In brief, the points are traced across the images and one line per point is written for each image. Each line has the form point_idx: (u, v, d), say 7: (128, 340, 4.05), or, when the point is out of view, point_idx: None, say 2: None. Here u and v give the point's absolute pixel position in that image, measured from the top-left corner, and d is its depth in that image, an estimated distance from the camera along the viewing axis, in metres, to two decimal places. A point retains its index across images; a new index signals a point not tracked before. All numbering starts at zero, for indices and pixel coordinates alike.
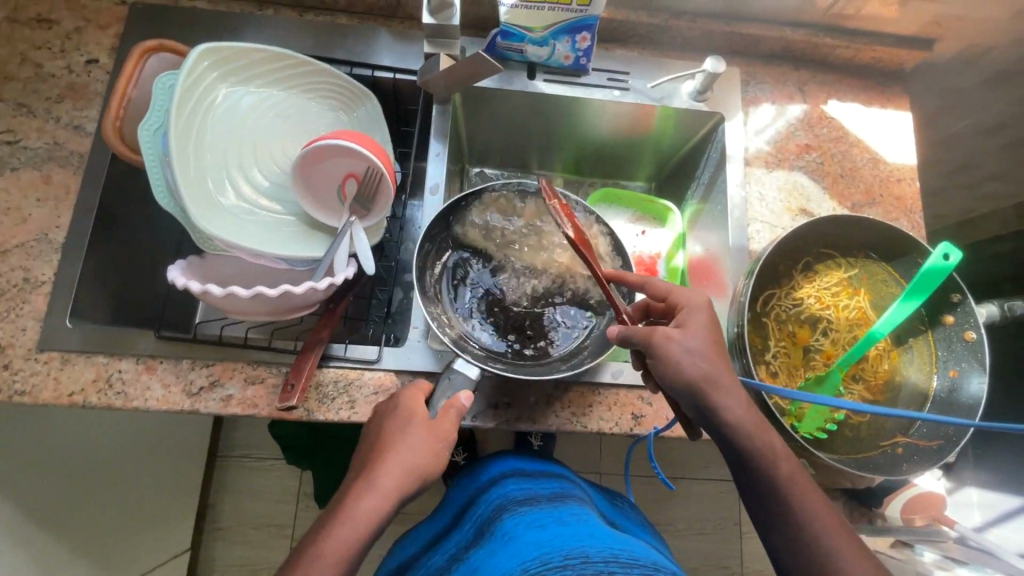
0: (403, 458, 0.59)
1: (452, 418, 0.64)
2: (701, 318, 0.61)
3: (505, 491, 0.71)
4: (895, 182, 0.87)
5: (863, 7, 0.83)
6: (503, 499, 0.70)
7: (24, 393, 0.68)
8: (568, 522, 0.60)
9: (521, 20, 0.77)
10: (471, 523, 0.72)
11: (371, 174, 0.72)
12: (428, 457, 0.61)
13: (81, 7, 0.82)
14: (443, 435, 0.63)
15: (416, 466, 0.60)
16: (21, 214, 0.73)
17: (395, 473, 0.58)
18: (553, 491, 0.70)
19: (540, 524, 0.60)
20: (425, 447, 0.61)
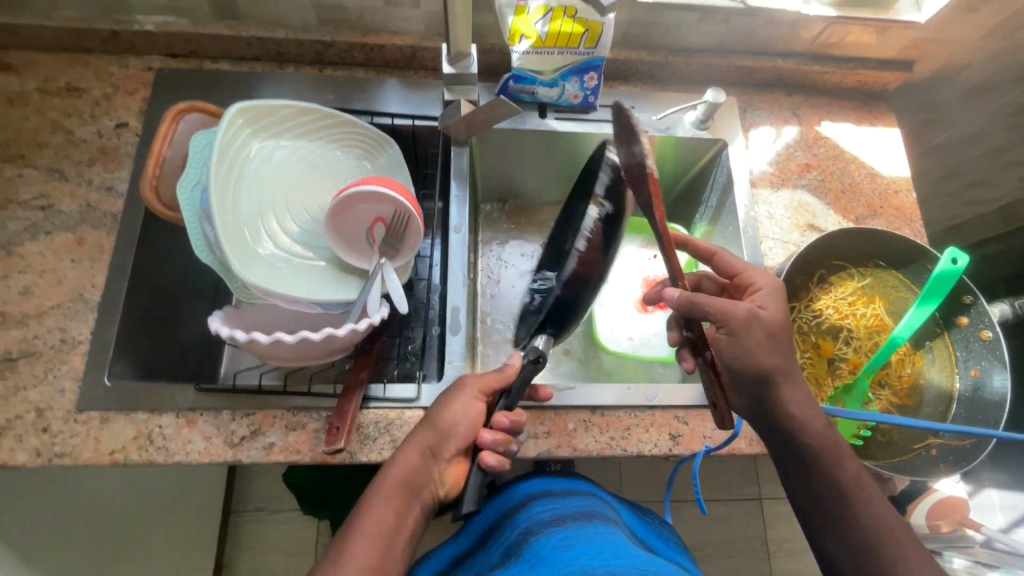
0: (437, 422, 0.63)
1: (496, 384, 0.67)
2: (779, 300, 0.64)
3: (532, 512, 0.69)
4: (894, 194, 0.91)
5: (847, 35, 0.89)
6: (529, 521, 0.67)
7: (64, 455, 0.67)
8: (595, 542, 0.59)
9: (532, 64, 0.82)
10: (497, 546, 0.68)
11: (399, 216, 0.75)
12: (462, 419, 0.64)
13: (109, 75, 0.85)
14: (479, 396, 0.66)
15: (449, 424, 0.63)
16: (57, 276, 0.74)
17: (427, 434, 0.63)
18: (581, 510, 0.68)
19: (567, 545, 0.59)
20: (460, 410, 0.64)
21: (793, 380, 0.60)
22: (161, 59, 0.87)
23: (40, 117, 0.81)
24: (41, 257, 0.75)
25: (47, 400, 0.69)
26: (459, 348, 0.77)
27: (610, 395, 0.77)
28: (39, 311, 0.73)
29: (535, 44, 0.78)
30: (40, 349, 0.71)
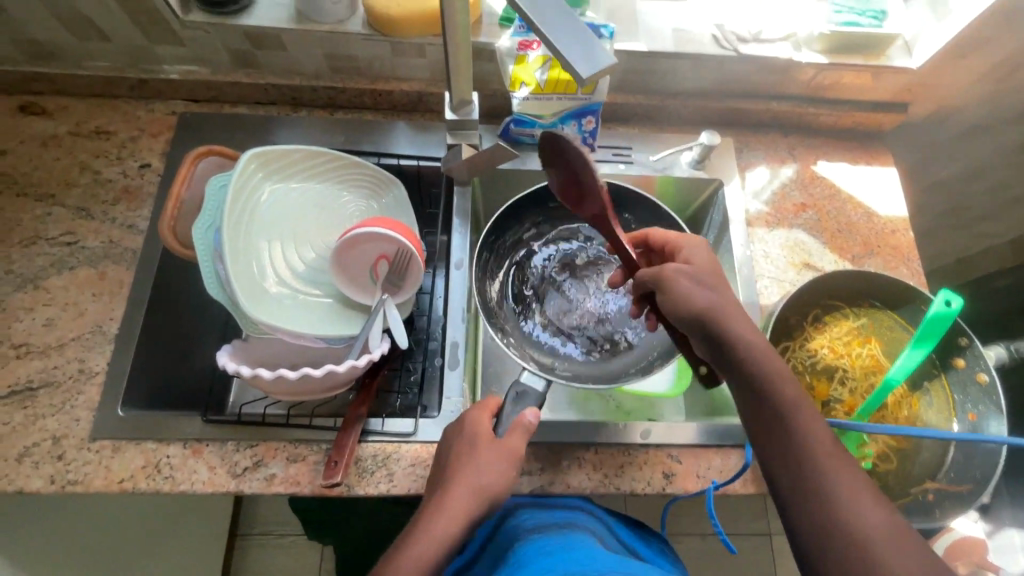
0: (473, 479, 0.58)
1: (520, 435, 0.62)
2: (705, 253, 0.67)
3: (516, 521, 0.68)
4: (890, 233, 0.92)
5: (840, 79, 0.92)
6: (512, 530, 0.66)
7: (77, 482, 0.70)
8: (577, 548, 0.57)
9: (532, 109, 0.85)
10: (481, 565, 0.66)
11: (401, 255, 0.78)
12: (497, 479, 0.59)
13: (136, 119, 0.91)
14: (511, 451, 0.61)
15: (486, 486, 0.58)
16: (78, 309, 0.79)
17: (463, 496, 0.57)
18: (563, 518, 0.66)
19: (550, 551, 0.57)
20: (494, 469, 0.59)
21: None
22: (183, 104, 0.93)
23: (70, 158, 0.87)
24: (64, 291, 0.79)
25: (63, 429, 0.73)
26: (457, 383, 0.80)
27: (604, 432, 0.77)
28: (60, 342, 0.77)
29: (534, 91, 0.82)
30: (59, 379, 0.75)
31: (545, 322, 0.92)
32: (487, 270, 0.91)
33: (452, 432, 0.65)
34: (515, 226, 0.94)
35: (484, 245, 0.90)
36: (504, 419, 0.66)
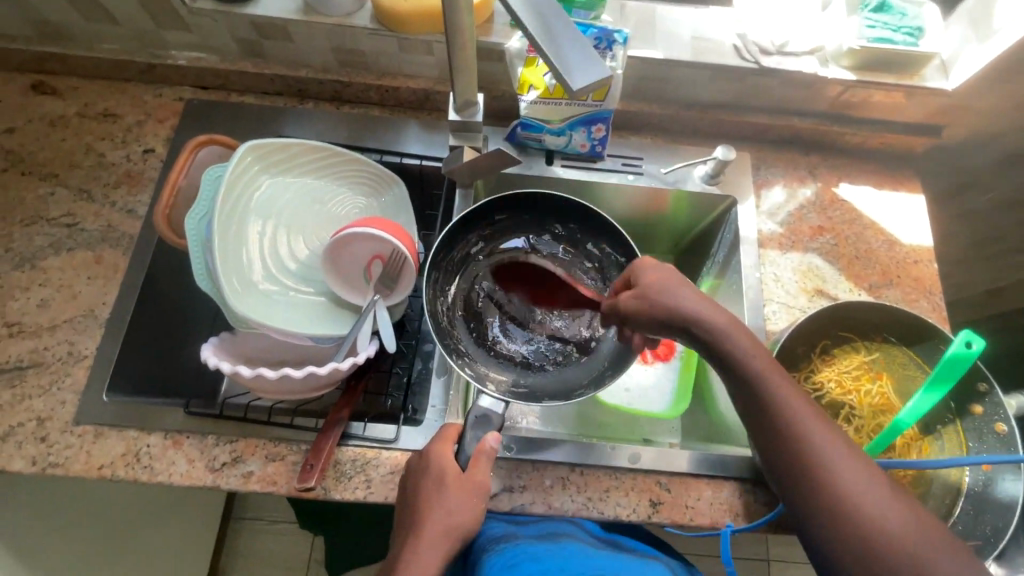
0: (442, 519, 0.60)
1: (485, 466, 0.63)
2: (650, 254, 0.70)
3: (487, 529, 0.68)
4: (913, 263, 0.87)
5: (870, 97, 0.87)
6: (486, 540, 0.66)
7: (57, 465, 0.70)
8: (541, 560, 0.57)
9: (540, 114, 0.82)
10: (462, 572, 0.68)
11: (395, 256, 0.76)
12: (466, 516, 0.61)
13: (143, 103, 0.91)
14: (477, 486, 0.63)
15: (456, 525, 0.61)
16: (73, 291, 0.79)
17: (433, 537, 0.60)
18: (541, 531, 0.66)
19: (513, 564, 0.57)
20: (462, 506, 0.62)
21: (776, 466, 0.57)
22: (192, 90, 0.92)
23: (76, 140, 0.87)
24: (60, 273, 0.80)
25: (48, 410, 0.73)
26: (444, 391, 0.78)
27: (590, 453, 0.75)
28: (53, 324, 0.77)
29: (543, 95, 0.79)
30: (49, 360, 0.75)
31: (498, 335, 0.86)
32: (436, 288, 0.83)
33: (416, 467, 0.66)
34: (463, 240, 0.86)
35: (433, 264, 0.82)
36: (464, 447, 0.66)
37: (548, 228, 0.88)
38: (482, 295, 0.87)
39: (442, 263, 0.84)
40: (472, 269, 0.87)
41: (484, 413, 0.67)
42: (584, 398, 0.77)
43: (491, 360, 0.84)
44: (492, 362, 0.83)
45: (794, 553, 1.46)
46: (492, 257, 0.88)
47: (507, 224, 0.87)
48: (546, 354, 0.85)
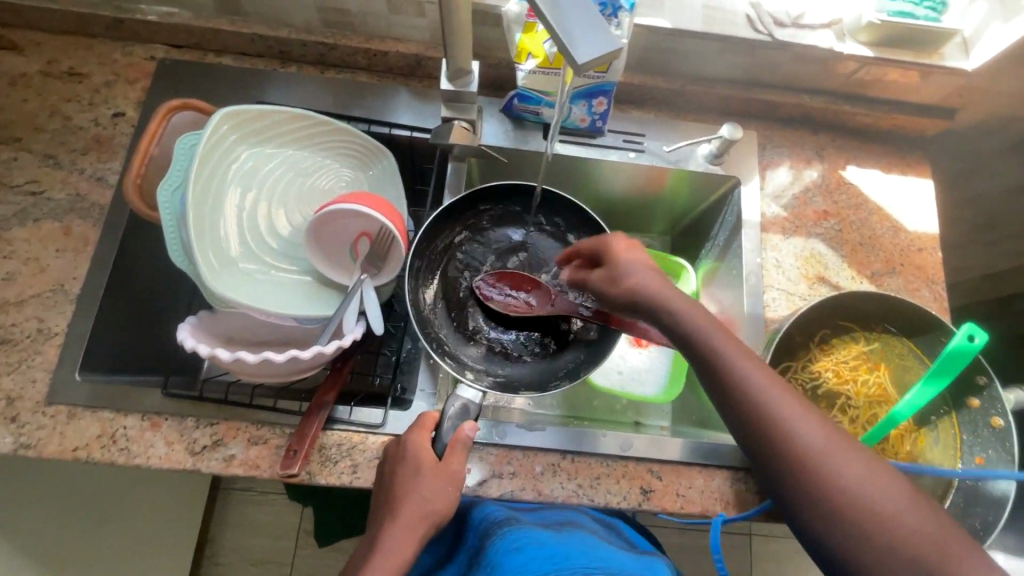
0: (418, 505, 0.60)
1: (460, 455, 0.63)
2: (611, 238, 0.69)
3: (487, 514, 0.66)
4: (917, 251, 0.85)
5: (884, 76, 0.83)
6: (485, 524, 0.65)
7: (29, 446, 0.68)
8: (544, 543, 0.56)
9: (538, 85, 0.77)
10: (461, 558, 0.67)
11: (383, 234, 0.73)
12: (440, 503, 0.61)
13: (112, 62, 0.84)
14: (453, 475, 0.63)
15: (427, 513, 0.60)
16: (40, 264, 0.75)
17: (408, 522, 0.60)
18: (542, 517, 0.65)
19: (519, 546, 0.55)
20: (436, 493, 0.61)
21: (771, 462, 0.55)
22: (164, 50, 0.86)
23: (39, 101, 0.81)
24: (26, 244, 0.75)
25: (18, 389, 0.70)
26: (431, 375, 0.75)
27: (581, 441, 0.73)
28: (20, 299, 0.73)
29: (542, 64, 0.74)
30: (17, 337, 0.72)
31: (478, 326, 0.81)
32: (418, 278, 0.80)
33: (393, 452, 0.65)
34: (447, 227, 0.82)
35: (416, 252, 0.79)
36: (442, 434, 0.65)
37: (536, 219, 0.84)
38: (464, 285, 0.82)
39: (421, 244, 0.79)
40: (454, 256, 0.83)
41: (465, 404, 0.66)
42: (562, 389, 0.74)
43: (470, 351, 0.79)
44: (470, 354, 0.79)
45: (779, 528, 1.48)
46: (474, 246, 0.84)
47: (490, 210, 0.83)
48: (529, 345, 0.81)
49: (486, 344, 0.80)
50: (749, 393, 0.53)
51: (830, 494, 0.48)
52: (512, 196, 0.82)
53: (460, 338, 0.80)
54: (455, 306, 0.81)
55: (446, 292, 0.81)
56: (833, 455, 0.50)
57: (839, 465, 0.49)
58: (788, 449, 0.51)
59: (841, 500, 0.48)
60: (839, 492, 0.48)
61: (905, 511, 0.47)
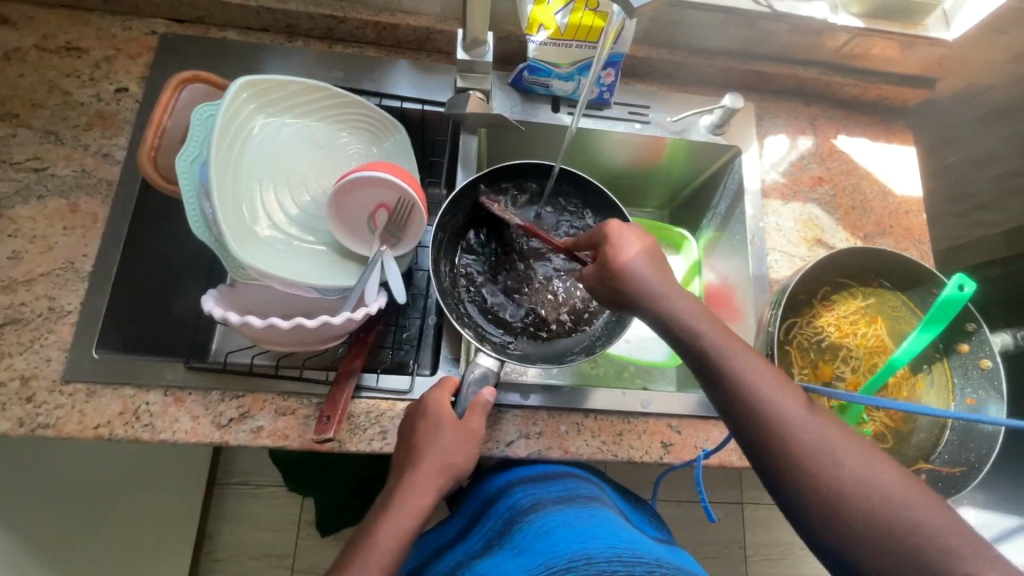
0: (436, 458, 0.61)
1: (478, 415, 0.65)
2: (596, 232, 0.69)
3: (513, 500, 0.66)
4: (905, 213, 0.90)
5: (872, 48, 0.88)
6: (511, 509, 0.65)
7: (47, 426, 0.66)
8: (571, 526, 0.57)
9: (549, 56, 0.79)
10: (479, 537, 0.66)
11: (402, 204, 0.73)
12: (458, 457, 0.62)
13: (111, 36, 0.82)
14: (471, 432, 0.64)
15: (447, 464, 0.61)
16: (48, 242, 0.72)
17: (425, 474, 0.60)
18: (563, 493, 0.65)
19: (547, 530, 0.57)
20: (455, 448, 0.62)
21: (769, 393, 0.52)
22: (165, 24, 0.85)
23: (36, 76, 0.79)
24: (31, 222, 0.73)
25: (32, 369, 0.68)
26: (454, 342, 0.77)
27: (603, 399, 0.76)
28: (28, 277, 0.71)
29: (553, 36, 0.75)
30: (27, 316, 0.70)
31: (495, 300, 0.82)
32: (441, 250, 0.80)
33: (412, 412, 0.66)
34: (470, 205, 0.83)
35: (440, 226, 0.80)
36: (463, 396, 0.68)
37: (552, 203, 0.86)
38: (481, 259, 0.84)
39: (444, 216, 0.79)
40: (474, 235, 0.84)
41: (483, 371, 0.69)
42: (578, 362, 0.75)
43: (488, 323, 0.80)
44: (489, 326, 0.80)
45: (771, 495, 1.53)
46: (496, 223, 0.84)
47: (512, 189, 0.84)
48: (549, 322, 0.82)
49: (505, 317, 0.81)
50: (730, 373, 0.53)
51: (807, 463, 0.47)
52: (533, 175, 0.84)
53: (479, 310, 0.81)
54: (473, 278, 0.82)
55: (464, 265, 0.82)
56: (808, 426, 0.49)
57: (814, 434, 0.48)
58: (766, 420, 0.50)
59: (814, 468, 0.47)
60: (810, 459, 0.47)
61: (877, 479, 0.45)
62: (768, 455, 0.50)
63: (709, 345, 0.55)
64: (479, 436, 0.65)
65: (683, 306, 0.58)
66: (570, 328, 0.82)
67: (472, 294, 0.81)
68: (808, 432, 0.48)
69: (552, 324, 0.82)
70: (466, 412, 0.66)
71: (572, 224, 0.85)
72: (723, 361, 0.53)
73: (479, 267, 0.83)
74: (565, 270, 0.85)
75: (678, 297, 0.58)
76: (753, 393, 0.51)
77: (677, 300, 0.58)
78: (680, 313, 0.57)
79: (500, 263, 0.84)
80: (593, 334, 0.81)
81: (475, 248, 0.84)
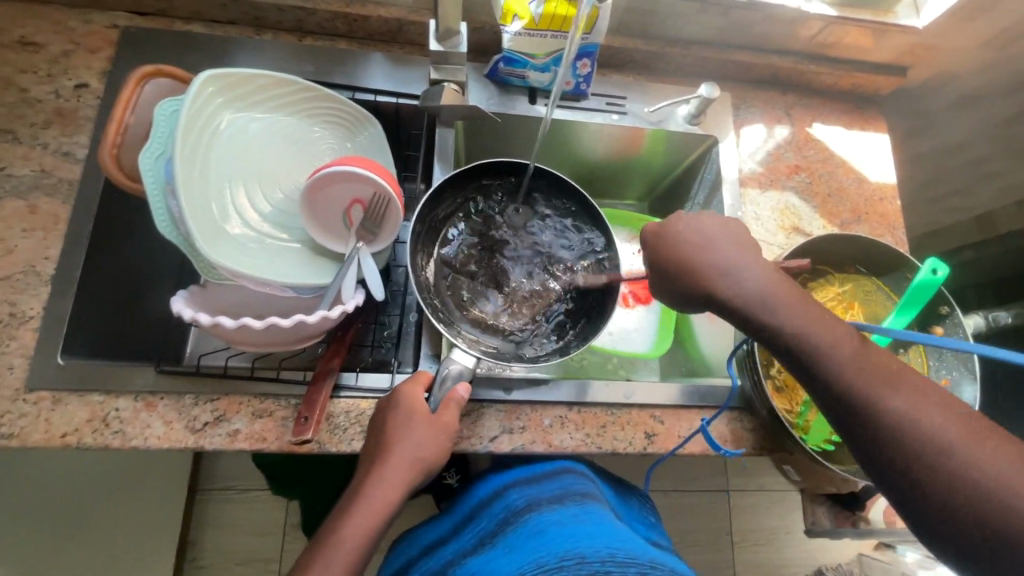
0: (414, 456, 0.60)
1: (453, 410, 0.64)
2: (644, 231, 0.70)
3: (507, 501, 0.66)
4: (879, 200, 0.91)
5: (845, 36, 0.88)
6: (506, 510, 0.65)
7: (12, 436, 0.63)
8: (564, 524, 0.57)
9: (524, 47, 0.78)
10: (472, 534, 0.66)
11: (378, 199, 0.71)
12: (431, 451, 0.61)
13: (69, 30, 0.79)
14: (446, 428, 0.63)
15: (421, 459, 0.61)
16: (6, 245, 0.70)
17: (399, 470, 0.60)
18: (558, 491, 0.65)
19: (539, 529, 0.57)
20: (429, 442, 0.61)
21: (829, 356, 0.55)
22: (127, 17, 0.82)
23: None
24: None
25: None
26: (434, 339, 0.76)
27: (588, 391, 0.76)
28: None
29: (528, 26, 0.74)
30: None
31: (471, 298, 0.81)
32: (419, 244, 0.79)
33: (383, 405, 0.65)
34: (452, 195, 0.81)
35: (418, 219, 0.78)
36: (434, 391, 0.66)
37: (529, 200, 0.85)
38: (460, 256, 0.83)
39: (424, 208, 0.77)
40: (453, 230, 0.83)
41: (458, 370, 0.67)
42: (553, 362, 0.74)
43: (463, 320, 0.79)
44: (464, 322, 0.79)
45: (756, 481, 1.55)
46: (475, 221, 0.84)
47: (493, 186, 0.83)
48: (519, 326, 0.81)
49: (480, 314, 0.81)
50: (832, 364, 0.55)
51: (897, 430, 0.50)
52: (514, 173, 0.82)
53: (453, 306, 0.79)
54: (448, 276, 0.82)
55: (442, 262, 0.82)
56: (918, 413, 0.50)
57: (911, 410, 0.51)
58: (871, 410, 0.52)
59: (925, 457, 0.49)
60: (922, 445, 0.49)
61: (993, 461, 0.47)
62: (872, 444, 0.52)
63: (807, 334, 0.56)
64: (455, 430, 0.64)
65: (758, 291, 0.59)
66: (546, 326, 0.81)
67: (449, 291, 0.81)
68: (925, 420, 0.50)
69: (527, 323, 0.81)
70: (439, 407, 0.65)
71: (551, 223, 0.85)
72: (826, 351, 0.55)
73: (456, 266, 0.82)
74: (542, 269, 0.85)
75: (754, 285, 0.60)
76: (856, 386, 0.53)
77: (750, 285, 0.60)
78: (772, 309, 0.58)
79: (476, 261, 0.84)
80: (567, 334, 0.80)
81: (452, 245, 0.83)
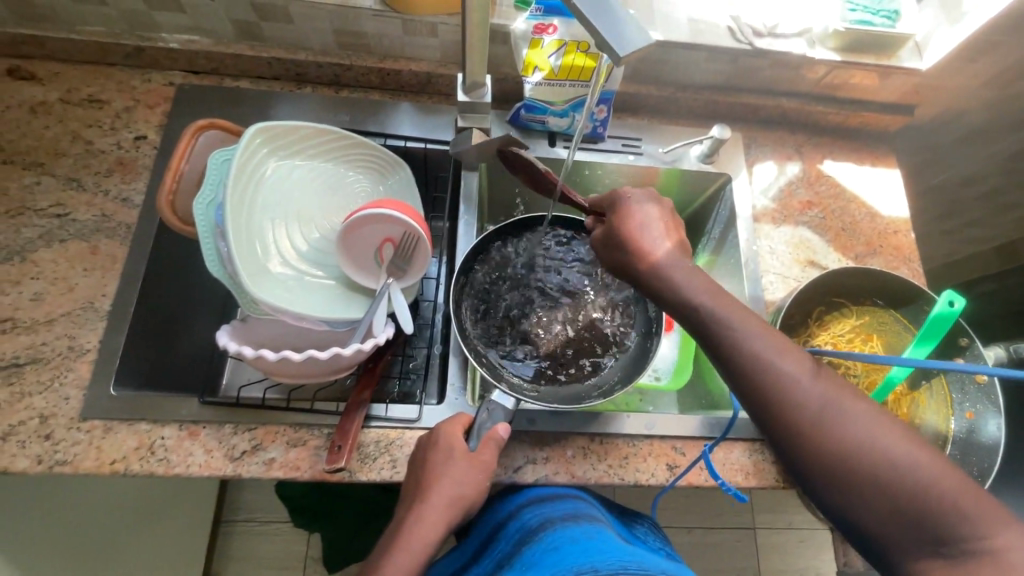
0: (444, 486, 0.62)
1: (492, 450, 0.66)
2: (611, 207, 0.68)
3: (523, 522, 0.66)
4: (893, 233, 0.93)
5: (850, 78, 0.92)
6: (520, 532, 0.65)
7: (65, 462, 0.67)
8: (578, 541, 0.57)
9: (544, 95, 0.84)
10: (490, 558, 0.66)
11: (408, 238, 0.75)
12: (470, 487, 0.63)
13: (131, 88, 0.88)
14: (484, 464, 0.65)
15: (456, 495, 0.62)
16: (68, 284, 0.76)
17: (434, 503, 0.61)
18: (569, 511, 0.66)
19: (551, 544, 0.59)
20: (466, 479, 0.63)
21: (791, 382, 0.51)
22: (182, 76, 0.90)
23: (61, 127, 0.83)
24: (53, 264, 0.76)
25: (51, 407, 0.70)
26: (461, 371, 0.79)
27: (610, 423, 0.77)
28: (49, 318, 0.73)
29: (548, 76, 0.80)
30: (48, 355, 0.72)
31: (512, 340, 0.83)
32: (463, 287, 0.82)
33: (425, 442, 0.67)
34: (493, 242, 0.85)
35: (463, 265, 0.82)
36: (475, 430, 0.68)
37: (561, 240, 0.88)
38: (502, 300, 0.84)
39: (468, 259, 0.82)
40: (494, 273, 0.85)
41: (496, 406, 0.70)
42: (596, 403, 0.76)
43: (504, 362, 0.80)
44: (505, 365, 0.80)
45: (781, 519, 1.52)
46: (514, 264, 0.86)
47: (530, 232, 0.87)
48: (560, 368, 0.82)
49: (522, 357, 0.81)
50: (791, 397, 0.50)
51: (852, 472, 0.47)
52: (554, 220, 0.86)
53: (494, 348, 0.81)
54: (488, 318, 0.83)
55: (480, 303, 0.83)
56: (897, 464, 0.45)
57: (880, 447, 0.46)
58: (798, 420, 0.50)
59: (853, 468, 0.47)
60: (885, 487, 0.45)
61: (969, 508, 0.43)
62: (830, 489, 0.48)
63: (759, 376, 0.52)
64: (491, 467, 0.66)
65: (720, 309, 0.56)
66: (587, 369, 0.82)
67: (490, 333, 0.82)
68: (910, 476, 0.45)
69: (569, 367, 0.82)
70: (478, 442, 0.67)
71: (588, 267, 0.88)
72: (781, 387, 0.51)
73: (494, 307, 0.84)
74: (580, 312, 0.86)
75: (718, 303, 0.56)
76: (812, 424, 0.49)
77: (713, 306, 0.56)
78: (711, 321, 0.56)
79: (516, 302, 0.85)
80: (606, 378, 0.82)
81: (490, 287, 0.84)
